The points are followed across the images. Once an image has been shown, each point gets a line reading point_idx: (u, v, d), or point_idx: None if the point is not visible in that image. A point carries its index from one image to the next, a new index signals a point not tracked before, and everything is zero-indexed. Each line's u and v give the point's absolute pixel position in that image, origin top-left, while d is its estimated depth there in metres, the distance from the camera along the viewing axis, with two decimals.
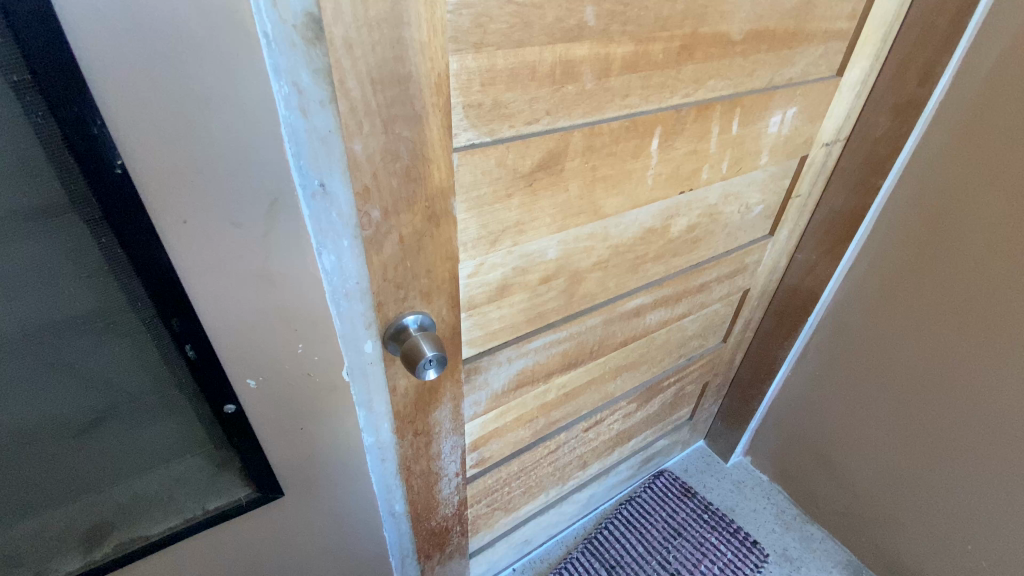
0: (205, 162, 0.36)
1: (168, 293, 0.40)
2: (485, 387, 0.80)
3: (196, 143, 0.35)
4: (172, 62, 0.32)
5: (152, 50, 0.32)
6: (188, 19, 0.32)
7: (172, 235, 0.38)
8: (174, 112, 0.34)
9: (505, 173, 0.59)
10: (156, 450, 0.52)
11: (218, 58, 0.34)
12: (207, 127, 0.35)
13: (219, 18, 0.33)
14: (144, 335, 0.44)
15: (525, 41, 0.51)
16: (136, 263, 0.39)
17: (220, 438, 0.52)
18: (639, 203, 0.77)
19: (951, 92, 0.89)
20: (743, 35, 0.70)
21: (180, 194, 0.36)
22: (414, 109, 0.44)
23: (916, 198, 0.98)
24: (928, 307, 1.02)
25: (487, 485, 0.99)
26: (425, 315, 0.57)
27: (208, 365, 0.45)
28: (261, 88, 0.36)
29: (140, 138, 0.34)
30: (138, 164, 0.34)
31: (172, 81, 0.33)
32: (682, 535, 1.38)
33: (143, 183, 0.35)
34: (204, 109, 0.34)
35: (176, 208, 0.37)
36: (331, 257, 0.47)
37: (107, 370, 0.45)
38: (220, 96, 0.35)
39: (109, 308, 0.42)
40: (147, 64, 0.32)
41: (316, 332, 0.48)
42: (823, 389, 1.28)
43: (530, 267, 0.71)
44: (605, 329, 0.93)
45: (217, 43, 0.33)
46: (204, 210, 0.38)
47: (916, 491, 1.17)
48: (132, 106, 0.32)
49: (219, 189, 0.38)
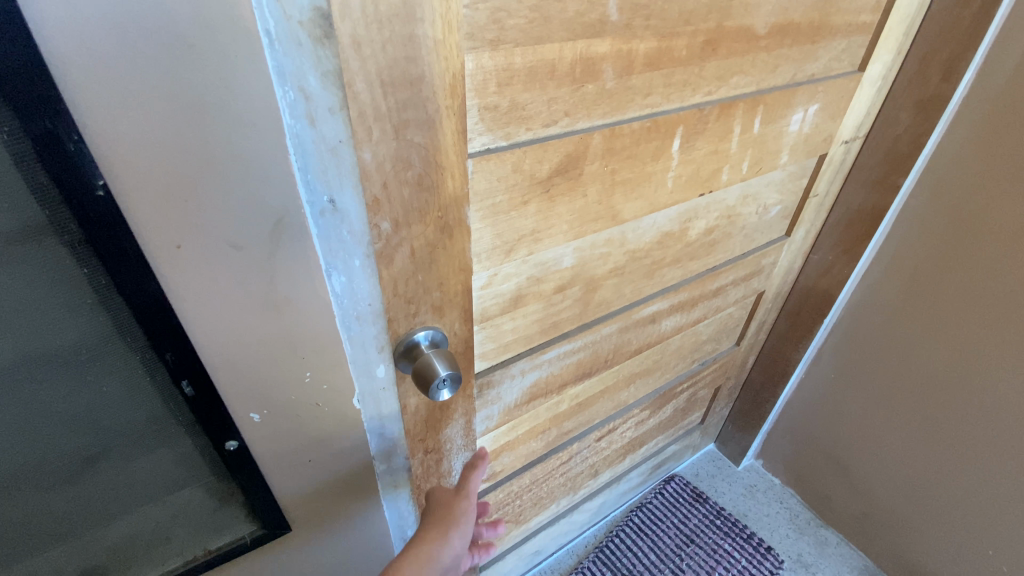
0: (200, 180, 0.33)
1: (163, 324, 0.37)
2: (497, 401, 0.77)
3: (187, 159, 0.32)
4: (160, 68, 0.29)
5: (137, 56, 0.28)
6: (180, 19, 0.29)
7: (164, 262, 0.35)
8: (163, 125, 0.31)
9: (521, 179, 0.55)
10: (150, 490, 0.48)
11: (213, 62, 0.30)
12: (203, 141, 0.32)
13: (214, 17, 0.30)
14: (136, 369, 0.40)
15: (545, 38, 0.48)
16: (124, 292, 0.35)
17: (221, 475, 0.49)
18: (658, 207, 0.73)
19: (975, 87, 0.85)
20: (768, 29, 0.66)
21: (171, 216, 0.33)
22: (428, 112, 0.38)
23: (936, 197, 0.95)
24: (950, 309, 0.98)
25: (498, 499, 0.96)
26: (437, 330, 0.50)
27: (208, 400, 0.42)
28: (261, 95, 0.33)
29: (124, 157, 0.30)
30: (122, 187, 0.31)
31: (160, 91, 0.30)
32: (695, 542, 1.35)
33: (129, 206, 0.32)
34: (198, 121, 0.31)
35: (169, 233, 0.34)
36: (341, 279, 0.42)
37: (93, 408, 0.41)
38: (215, 103, 0.32)
39: (97, 340, 0.38)
40: (132, 70, 0.29)
41: (322, 356, 0.45)
42: (838, 393, 1.25)
43: (544, 276, 0.67)
44: (620, 337, 0.89)
45: (211, 45, 0.30)
46: (198, 231, 0.35)
47: (938, 497, 1.13)
48: (118, 123, 0.29)
49: (213, 209, 0.34)
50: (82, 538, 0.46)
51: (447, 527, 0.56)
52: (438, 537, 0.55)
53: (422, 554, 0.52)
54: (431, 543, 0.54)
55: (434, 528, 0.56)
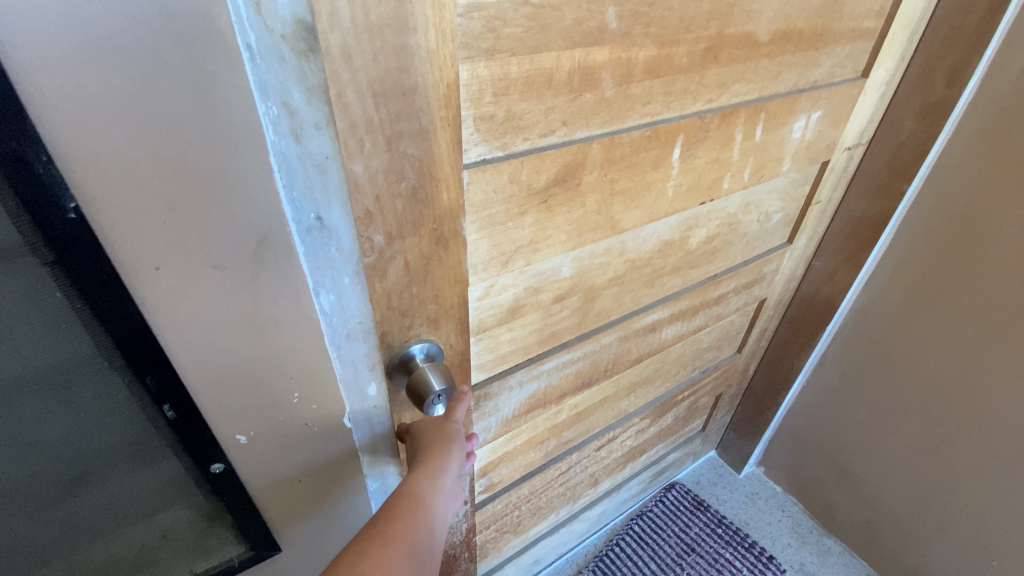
0: (178, 200, 0.32)
1: (143, 347, 0.37)
2: (495, 412, 0.76)
3: (165, 178, 0.32)
4: (134, 86, 0.29)
5: (110, 75, 0.28)
6: (155, 37, 0.28)
7: (142, 283, 0.34)
8: (138, 143, 0.30)
9: (518, 190, 0.54)
10: (134, 514, 0.47)
11: (190, 78, 0.30)
12: (181, 158, 0.31)
13: (190, 29, 0.28)
14: (118, 393, 0.40)
15: (543, 47, 0.47)
16: (100, 314, 0.35)
17: (206, 498, 0.48)
18: (658, 215, 0.72)
19: (981, 92, 0.84)
20: (770, 35, 0.65)
21: (149, 236, 0.33)
22: (421, 123, 0.37)
23: (941, 203, 0.93)
24: (956, 316, 0.97)
25: (496, 510, 0.95)
26: (432, 343, 0.48)
27: (191, 422, 0.41)
28: (242, 112, 0.32)
29: (99, 178, 0.30)
30: (96, 208, 0.31)
31: (134, 110, 0.29)
32: (696, 551, 1.33)
33: (104, 227, 0.31)
34: (175, 139, 0.31)
35: (147, 254, 0.33)
36: (330, 297, 0.41)
37: (71, 431, 0.40)
38: (193, 121, 0.31)
39: (77, 364, 0.37)
40: (105, 88, 0.28)
41: (311, 376, 0.44)
42: (841, 401, 1.23)
43: (543, 286, 0.66)
44: (620, 346, 0.88)
45: (188, 60, 0.29)
46: (178, 252, 0.34)
47: (943, 507, 1.11)
48: (92, 141, 0.29)
49: (193, 229, 0.34)
50: (63, 564, 0.45)
51: (443, 450, 0.50)
52: (442, 457, 0.49)
53: (432, 478, 0.47)
54: (438, 461, 0.49)
55: (435, 448, 0.50)
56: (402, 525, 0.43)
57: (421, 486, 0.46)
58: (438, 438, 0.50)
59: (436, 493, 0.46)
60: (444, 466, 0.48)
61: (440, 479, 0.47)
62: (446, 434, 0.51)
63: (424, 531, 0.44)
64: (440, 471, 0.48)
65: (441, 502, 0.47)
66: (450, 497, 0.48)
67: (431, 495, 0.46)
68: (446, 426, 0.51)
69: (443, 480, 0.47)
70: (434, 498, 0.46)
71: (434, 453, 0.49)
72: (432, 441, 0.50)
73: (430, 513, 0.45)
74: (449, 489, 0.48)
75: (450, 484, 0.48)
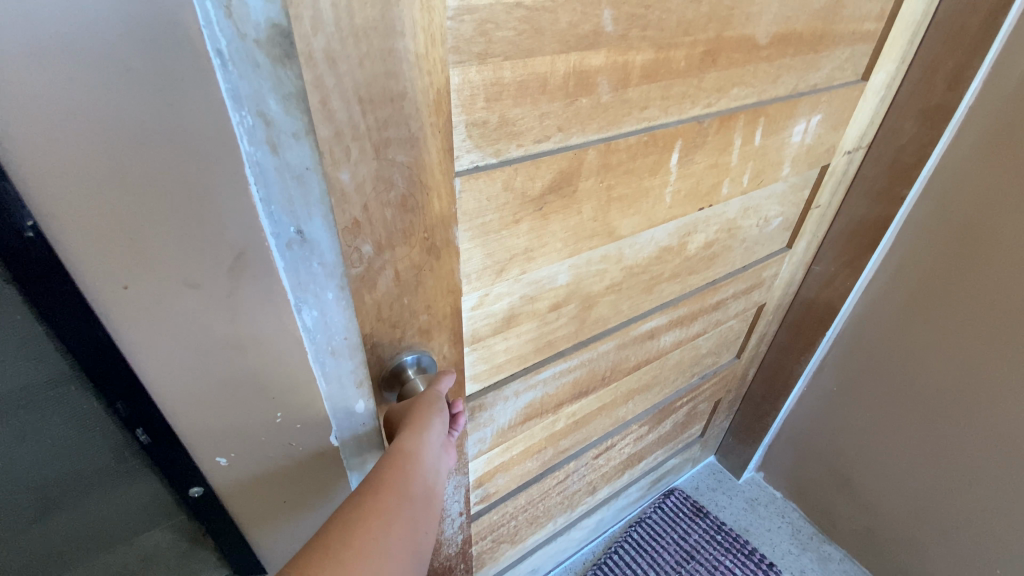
0: (145, 215, 0.31)
1: (114, 371, 0.36)
2: (490, 423, 0.74)
3: (131, 193, 0.30)
4: (93, 93, 0.27)
5: (68, 83, 0.26)
6: (117, 44, 0.26)
7: (110, 304, 0.33)
8: (101, 157, 0.29)
9: (512, 198, 0.52)
10: (111, 543, 0.45)
11: (155, 85, 0.28)
12: (149, 173, 0.30)
13: (155, 34, 0.27)
14: (89, 419, 0.39)
15: (536, 51, 0.45)
16: (63, 332, 0.34)
17: (183, 524, 0.47)
18: (656, 222, 0.70)
19: (983, 95, 0.83)
20: (769, 38, 0.64)
21: (115, 254, 0.31)
22: (410, 130, 0.36)
23: (943, 207, 0.92)
24: (960, 321, 0.95)
25: (492, 521, 0.93)
26: (425, 354, 0.47)
27: (166, 447, 0.40)
28: (214, 122, 0.30)
29: (61, 193, 0.29)
30: (58, 224, 0.29)
31: (96, 121, 0.28)
32: (695, 558, 1.31)
33: (68, 244, 0.30)
34: (141, 151, 0.29)
35: (115, 273, 0.32)
36: (313, 313, 0.40)
37: (40, 459, 0.39)
38: (161, 132, 0.29)
39: (43, 391, 0.36)
40: (62, 98, 0.27)
41: (295, 395, 0.43)
42: (841, 406, 1.22)
43: (538, 295, 0.64)
44: (618, 354, 0.86)
45: (155, 70, 0.28)
46: (147, 270, 0.33)
47: (946, 513, 1.09)
48: (52, 154, 0.28)
49: (161, 245, 0.32)
50: None
51: (425, 416, 0.42)
52: (431, 415, 0.43)
53: (417, 437, 0.40)
54: (428, 414, 0.43)
55: (422, 403, 0.44)
56: (394, 480, 0.37)
57: (410, 440, 0.40)
58: (425, 397, 0.44)
59: (427, 444, 0.41)
60: (436, 420, 0.43)
61: (431, 433, 0.41)
62: (434, 393, 0.45)
63: (418, 485, 0.38)
64: (430, 424, 0.42)
65: (430, 461, 0.40)
66: (442, 451, 0.43)
67: (423, 447, 0.40)
68: (433, 390, 0.45)
69: (428, 441, 0.41)
70: (425, 450, 0.40)
71: (423, 405, 0.43)
72: (418, 401, 0.44)
73: (424, 467, 0.40)
74: (437, 449, 0.42)
75: (442, 436, 0.43)
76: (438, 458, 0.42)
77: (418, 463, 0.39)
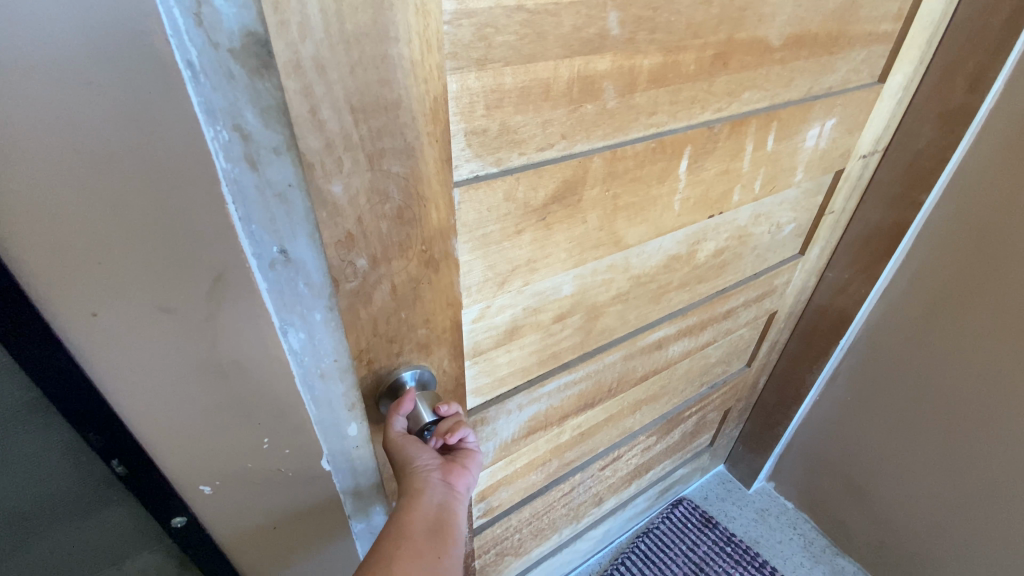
0: (112, 238, 0.29)
1: (86, 401, 0.34)
2: (493, 437, 0.72)
3: (97, 216, 0.28)
4: (50, 112, 0.25)
5: (21, 100, 0.25)
6: (74, 57, 0.25)
7: (81, 332, 0.31)
8: (60, 178, 0.27)
9: (514, 208, 0.50)
10: (104, 554, 0.46)
11: (117, 101, 0.26)
12: (116, 195, 0.28)
13: (115, 46, 0.25)
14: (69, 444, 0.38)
15: (538, 55, 0.43)
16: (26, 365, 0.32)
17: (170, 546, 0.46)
18: (663, 230, 0.68)
19: (1005, 97, 0.79)
20: (783, 40, 0.61)
21: (81, 280, 0.30)
22: (405, 140, 0.34)
23: (963, 212, 0.88)
24: (980, 331, 0.91)
25: (495, 534, 0.91)
26: (424, 369, 0.46)
27: (144, 479, 0.39)
28: (184, 140, 0.28)
29: (20, 217, 0.27)
30: (17, 250, 0.28)
31: (53, 140, 0.26)
32: (704, 570, 1.28)
33: (29, 271, 0.28)
34: (105, 172, 0.27)
35: (82, 300, 0.30)
36: (299, 335, 0.39)
37: (25, 480, 0.39)
38: (126, 150, 0.27)
39: (19, 419, 0.35)
40: (15, 117, 0.25)
41: (283, 421, 0.41)
42: (855, 417, 1.19)
43: (542, 306, 0.62)
44: (624, 365, 0.84)
45: (118, 86, 0.26)
46: (116, 296, 0.31)
47: (964, 529, 1.06)
48: (8, 179, 0.26)
49: (131, 269, 0.31)
50: None
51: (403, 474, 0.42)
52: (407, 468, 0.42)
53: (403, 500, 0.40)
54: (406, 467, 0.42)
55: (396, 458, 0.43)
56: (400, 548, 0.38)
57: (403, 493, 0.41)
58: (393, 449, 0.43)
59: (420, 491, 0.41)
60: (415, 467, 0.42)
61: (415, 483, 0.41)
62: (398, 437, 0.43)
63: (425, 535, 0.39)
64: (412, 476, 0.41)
65: (426, 506, 0.40)
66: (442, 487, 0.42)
67: (416, 493, 0.41)
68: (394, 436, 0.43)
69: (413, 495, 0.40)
70: (420, 496, 0.41)
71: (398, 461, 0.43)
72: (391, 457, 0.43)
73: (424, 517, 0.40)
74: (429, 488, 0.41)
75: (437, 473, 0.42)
76: (442, 494, 0.42)
77: (417, 512, 0.40)
